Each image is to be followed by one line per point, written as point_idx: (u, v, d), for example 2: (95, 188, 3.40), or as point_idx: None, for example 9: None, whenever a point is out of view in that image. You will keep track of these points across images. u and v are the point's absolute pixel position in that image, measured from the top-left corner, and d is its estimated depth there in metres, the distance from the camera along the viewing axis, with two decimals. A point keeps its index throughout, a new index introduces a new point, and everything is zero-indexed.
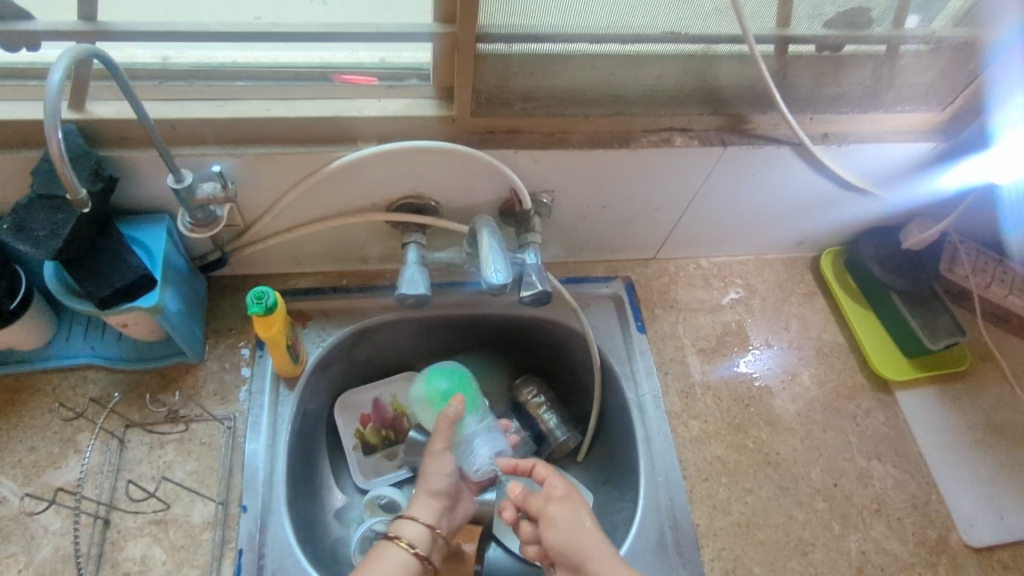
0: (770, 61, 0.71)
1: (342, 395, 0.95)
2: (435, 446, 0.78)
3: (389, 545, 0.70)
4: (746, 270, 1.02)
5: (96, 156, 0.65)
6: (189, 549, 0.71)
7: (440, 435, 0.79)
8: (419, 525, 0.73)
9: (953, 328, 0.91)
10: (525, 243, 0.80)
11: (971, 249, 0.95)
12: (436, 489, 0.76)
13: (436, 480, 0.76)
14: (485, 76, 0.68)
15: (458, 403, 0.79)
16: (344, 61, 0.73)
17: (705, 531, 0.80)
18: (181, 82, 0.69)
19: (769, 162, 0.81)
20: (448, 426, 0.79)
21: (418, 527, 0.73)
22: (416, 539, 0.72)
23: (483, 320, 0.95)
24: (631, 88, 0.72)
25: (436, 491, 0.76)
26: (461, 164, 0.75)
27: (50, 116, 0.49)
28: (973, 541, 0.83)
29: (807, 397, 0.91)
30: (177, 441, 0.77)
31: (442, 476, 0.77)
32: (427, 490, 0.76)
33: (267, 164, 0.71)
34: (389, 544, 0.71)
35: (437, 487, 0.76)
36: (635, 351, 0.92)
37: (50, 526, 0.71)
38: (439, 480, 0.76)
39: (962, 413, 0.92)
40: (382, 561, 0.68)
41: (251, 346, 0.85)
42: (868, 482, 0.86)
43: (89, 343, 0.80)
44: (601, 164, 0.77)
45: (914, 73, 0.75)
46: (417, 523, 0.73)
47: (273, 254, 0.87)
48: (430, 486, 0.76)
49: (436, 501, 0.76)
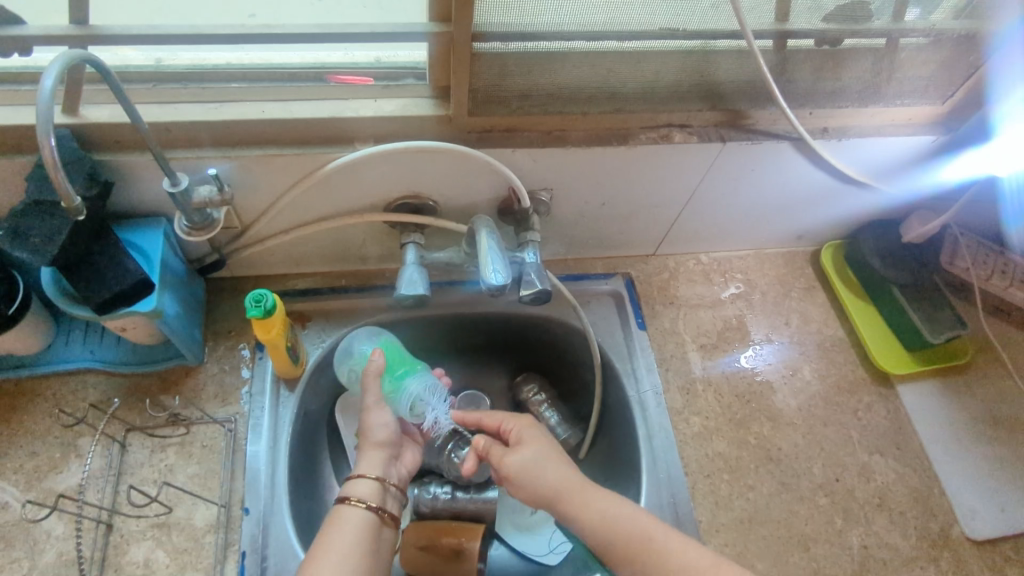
0: (769, 57, 0.71)
1: (342, 397, 0.94)
2: (370, 400, 0.76)
3: (343, 506, 0.68)
4: (747, 264, 1.02)
5: (90, 162, 0.65)
6: (191, 552, 0.72)
7: (371, 388, 0.76)
8: (366, 480, 0.70)
9: (954, 321, 0.91)
10: (524, 242, 0.79)
11: (973, 241, 0.94)
12: (380, 439, 0.75)
13: (380, 431, 0.75)
14: (482, 74, 0.67)
15: (378, 354, 0.77)
16: (340, 61, 0.73)
17: (708, 527, 0.80)
18: (176, 85, 0.69)
19: (768, 157, 0.80)
20: (377, 380, 0.76)
21: (369, 482, 0.70)
22: (368, 494, 0.69)
23: (483, 319, 0.95)
24: (630, 85, 0.72)
25: (381, 442, 0.74)
26: (459, 163, 0.74)
27: (43, 122, 0.49)
28: (975, 534, 0.83)
29: (809, 392, 0.91)
30: (178, 444, 0.77)
31: (383, 425, 0.75)
32: (373, 444, 0.74)
33: (263, 166, 0.70)
34: (341, 505, 0.68)
35: (381, 438, 0.75)
36: (635, 348, 0.91)
37: (52, 531, 0.71)
38: (382, 430, 0.75)
39: (963, 406, 0.92)
40: (341, 524, 0.65)
41: (251, 347, 0.84)
42: (870, 476, 0.86)
43: (87, 346, 0.80)
44: (600, 161, 0.77)
45: (916, 65, 0.75)
46: (366, 479, 0.70)
47: (271, 255, 0.86)
48: (373, 438, 0.74)
49: (380, 451, 0.74)
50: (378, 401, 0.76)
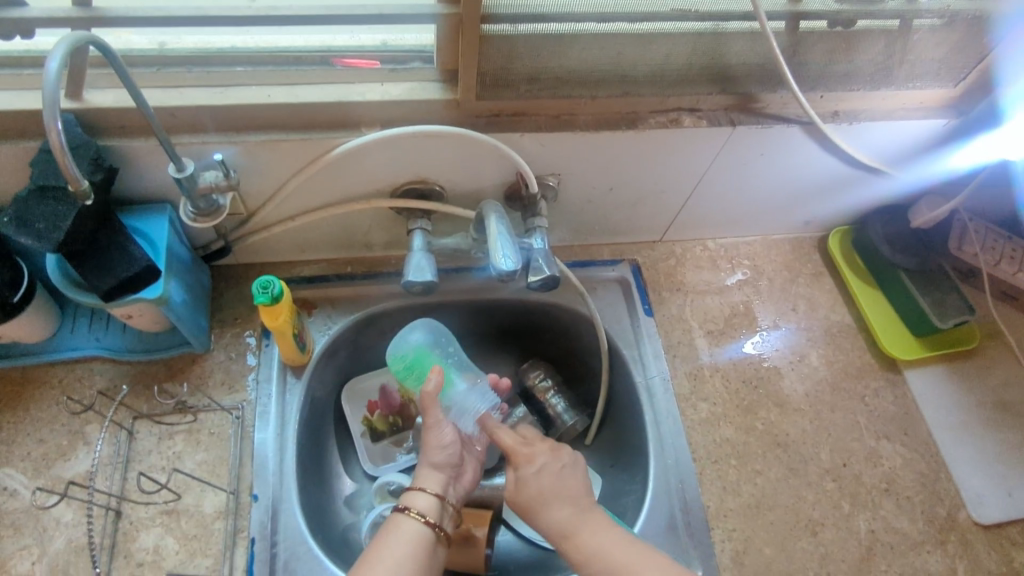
0: (781, 38, 0.70)
1: (349, 382, 0.95)
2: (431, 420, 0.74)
3: (401, 516, 0.67)
4: (754, 250, 1.01)
5: (94, 147, 0.64)
6: (200, 539, 0.72)
7: (431, 410, 0.73)
8: (428, 495, 0.69)
9: (962, 306, 0.90)
10: (532, 228, 0.79)
11: (981, 227, 0.93)
12: (440, 461, 0.73)
13: (438, 452, 0.73)
14: (491, 57, 0.66)
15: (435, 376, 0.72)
16: (346, 44, 0.71)
17: (715, 513, 0.80)
18: (180, 69, 0.68)
19: (779, 141, 0.80)
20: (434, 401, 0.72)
21: (428, 497, 0.69)
22: (428, 509, 0.68)
23: (489, 306, 0.94)
24: (640, 67, 0.71)
25: (439, 463, 0.73)
26: (466, 148, 0.73)
27: (49, 104, 0.48)
28: (981, 519, 0.83)
29: (816, 378, 0.91)
30: (186, 431, 0.77)
31: (442, 447, 0.73)
32: (431, 463, 0.73)
33: (269, 151, 0.70)
34: (399, 516, 0.67)
35: (441, 459, 0.73)
36: (643, 334, 0.91)
37: (62, 518, 0.71)
38: (439, 453, 0.73)
39: (971, 391, 0.92)
40: (396, 535, 0.65)
41: (256, 335, 0.84)
42: (877, 461, 0.86)
43: (94, 334, 0.80)
44: (609, 146, 0.76)
45: (928, 48, 0.74)
46: (426, 493, 0.69)
47: (276, 242, 0.86)
48: (432, 458, 0.73)
49: (440, 472, 0.72)
50: (439, 419, 0.74)
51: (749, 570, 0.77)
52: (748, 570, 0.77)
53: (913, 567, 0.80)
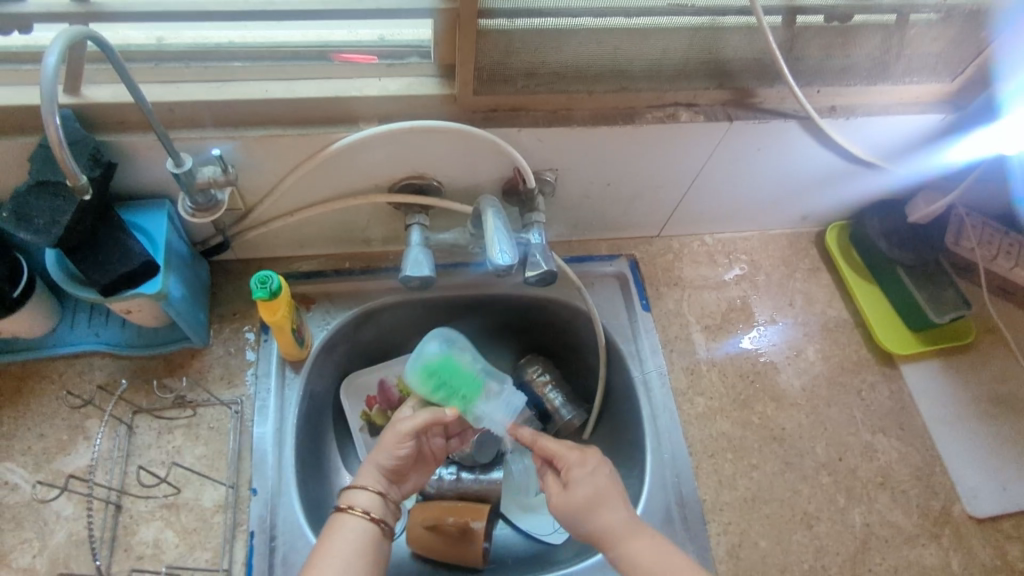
0: (778, 33, 0.70)
1: (348, 376, 0.96)
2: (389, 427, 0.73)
3: (344, 515, 0.67)
4: (751, 246, 1.01)
5: (93, 143, 0.64)
6: (200, 532, 0.72)
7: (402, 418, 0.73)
8: (369, 492, 0.69)
9: (959, 301, 0.91)
10: (529, 223, 0.79)
11: (978, 222, 0.94)
12: (388, 465, 0.72)
13: (388, 458, 0.72)
14: (488, 51, 0.66)
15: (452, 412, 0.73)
16: (344, 39, 0.71)
17: (711, 506, 0.81)
18: (178, 64, 0.68)
19: (775, 137, 0.80)
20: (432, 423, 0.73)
21: (370, 494, 0.69)
22: (371, 506, 0.68)
23: (487, 301, 0.95)
24: (636, 63, 0.71)
25: (388, 467, 0.72)
26: (463, 143, 0.73)
27: (47, 100, 0.48)
28: (976, 512, 0.84)
29: (812, 372, 0.92)
30: (186, 426, 0.78)
31: (396, 455, 0.72)
32: (379, 466, 0.72)
33: (267, 146, 0.70)
34: (343, 515, 0.67)
35: (390, 465, 0.72)
36: (640, 329, 0.91)
37: (62, 512, 0.71)
38: (391, 459, 0.72)
39: (966, 385, 0.92)
40: (341, 535, 0.65)
41: (255, 330, 0.84)
42: (873, 455, 0.87)
43: (93, 329, 0.80)
44: (607, 141, 0.76)
45: (925, 43, 0.74)
46: (367, 491, 0.69)
47: (274, 237, 0.86)
48: (381, 461, 0.71)
49: (385, 472, 0.72)
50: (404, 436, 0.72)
51: (744, 563, 0.78)
52: (744, 563, 0.78)
53: (907, 560, 0.80)
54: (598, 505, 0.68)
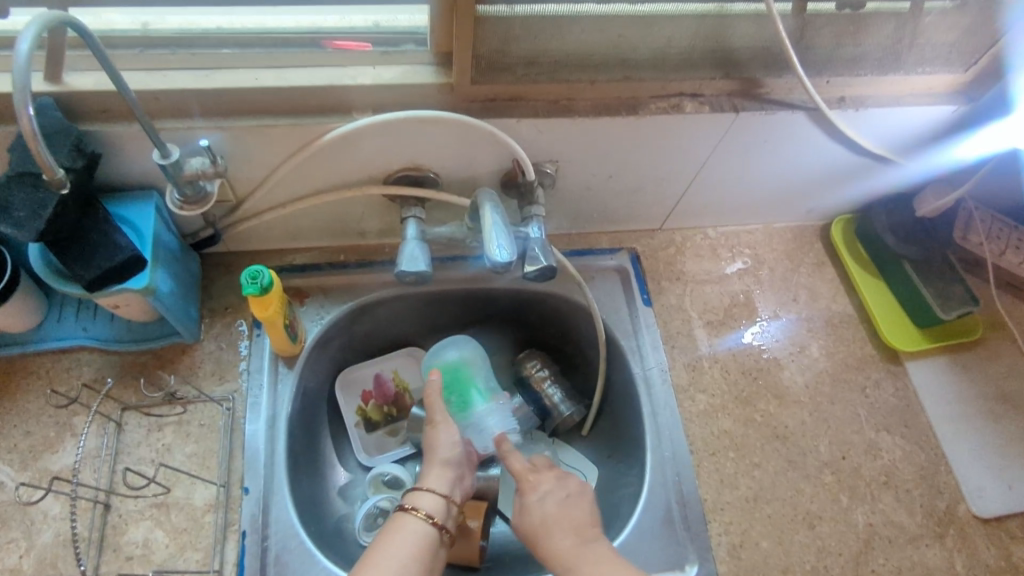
0: (788, 21, 0.67)
1: (343, 371, 0.94)
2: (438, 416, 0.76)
3: (406, 516, 0.65)
4: (755, 239, 0.99)
5: (75, 131, 0.62)
6: (191, 532, 0.70)
7: (437, 407, 0.76)
8: (434, 496, 0.67)
9: (966, 298, 0.89)
10: (528, 216, 0.77)
11: (986, 216, 0.92)
12: (445, 459, 0.72)
13: (447, 450, 0.73)
14: (487, 39, 0.64)
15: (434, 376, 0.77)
16: (336, 25, 0.68)
17: (713, 506, 0.79)
18: (164, 51, 0.65)
19: (783, 128, 0.77)
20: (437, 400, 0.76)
21: (434, 497, 0.67)
22: (434, 510, 0.66)
23: (485, 295, 0.93)
24: (640, 51, 0.68)
25: (438, 459, 0.72)
26: (460, 134, 0.71)
27: (21, 89, 0.46)
28: (981, 512, 0.82)
29: (816, 369, 0.90)
30: (176, 423, 0.76)
31: (453, 445, 0.73)
32: (440, 461, 0.72)
33: (257, 136, 0.67)
34: (404, 516, 0.65)
35: (449, 457, 0.72)
36: (640, 324, 0.90)
37: (49, 511, 0.70)
38: (449, 450, 0.73)
39: (972, 382, 0.90)
40: (402, 534, 0.63)
41: (248, 323, 0.83)
42: (876, 454, 0.85)
43: (81, 324, 0.78)
44: (608, 132, 0.74)
45: (939, 32, 0.71)
46: (432, 494, 0.68)
47: (267, 230, 0.84)
48: (442, 455, 0.72)
49: (449, 471, 0.71)
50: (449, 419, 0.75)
51: (745, 564, 0.76)
52: (745, 564, 0.76)
53: (910, 561, 0.79)
54: (579, 512, 0.67)
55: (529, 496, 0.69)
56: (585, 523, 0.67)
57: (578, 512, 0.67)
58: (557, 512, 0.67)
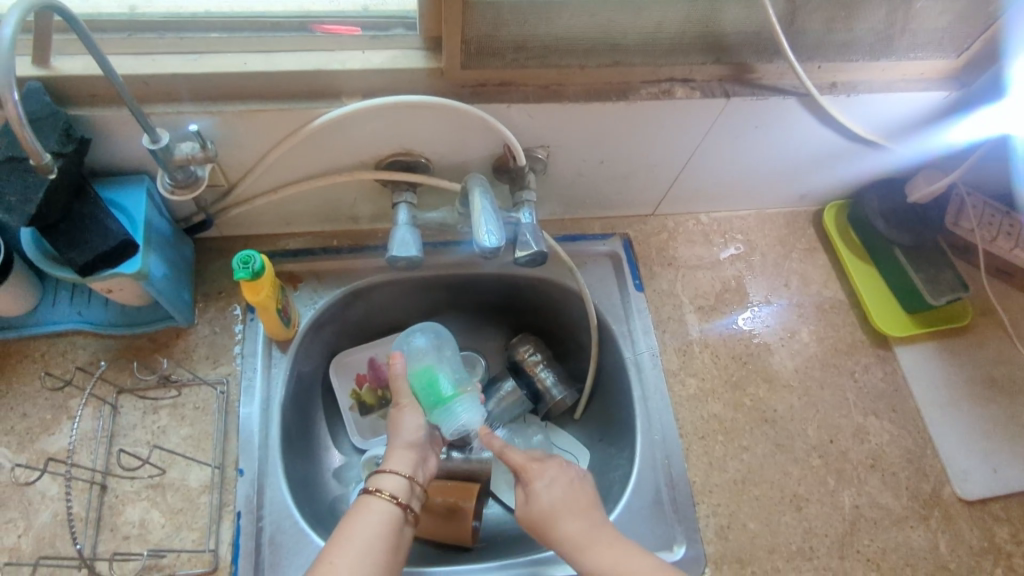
0: (780, 6, 0.67)
1: (336, 355, 0.95)
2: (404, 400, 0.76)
3: (371, 498, 0.66)
4: (747, 225, 1.00)
5: (65, 117, 0.62)
6: (186, 513, 0.72)
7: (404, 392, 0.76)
8: (398, 476, 0.68)
9: (956, 283, 0.89)
10: (519, 202, 0.77)
11: (978, 201, 0.92)
12: (413, 440, 0.73)
13: (410, 433, 0.73)
14: (476, 24, 0.63)
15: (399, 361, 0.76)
16: (325, 10, 0.68)
17: (701, 488, 0.80)
18: (152, 35, 0.65)
19: (775, 113, 0.77)
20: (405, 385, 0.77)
21: (398, 478, 0.68)
22: (396, 490, 0.67)
23: (477, 280, 0.93)
24: (630, 35, 0.68)
25: (411, 443, 0.73)
26: (450, 119, 0.71)
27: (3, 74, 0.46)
28: (967, 495, 0.83)
29: (805, 354, 0.91)
30: (171, 406, 0.77)
31: (415, 429, 0.74)
32: (404, 443, 0.72)
33: (247, 122, 0.67)
34: (369, 498, 0.66)
35: (413, 439, 0.73)
36: (632, 310, 0.90)
37: (46, 492, 0.71)
38: (413, 432, 0.73)
39: (960, 367, 0.91)
40: (366, 516, 0.64)
41: (242, 307, 0.83)
42: (864, 437, 0.86)
43: (75, 307, 0.78)
44: (599, 118, 0.74)
45: (932, 16, 0.71)
46: (395, 474, 0.68)
47: (259, 215, 0.84)
48: (404, 438, 0.73)
49: (412, 452, 0.72)
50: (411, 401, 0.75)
51: (733, 545, 0.78)
52: (732, 545, 0.78)
53: (895, 542, 0.80)
54: (568, 497, 0.68)
55: (517, 483, 0.70)
56: (575, 507, 0.67)
57: (568, 498, 0.68)
58: (546, 498, 0.68)
